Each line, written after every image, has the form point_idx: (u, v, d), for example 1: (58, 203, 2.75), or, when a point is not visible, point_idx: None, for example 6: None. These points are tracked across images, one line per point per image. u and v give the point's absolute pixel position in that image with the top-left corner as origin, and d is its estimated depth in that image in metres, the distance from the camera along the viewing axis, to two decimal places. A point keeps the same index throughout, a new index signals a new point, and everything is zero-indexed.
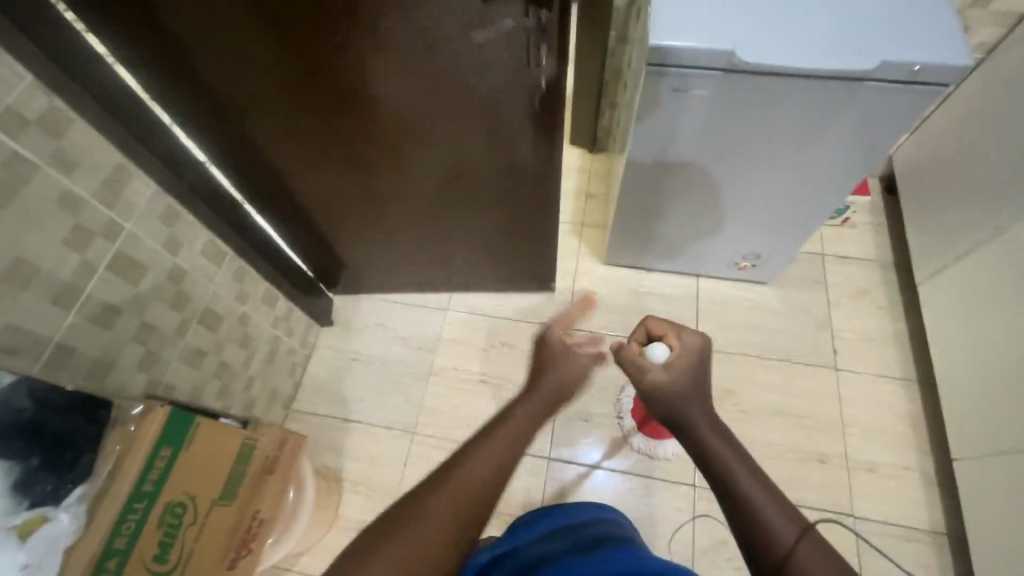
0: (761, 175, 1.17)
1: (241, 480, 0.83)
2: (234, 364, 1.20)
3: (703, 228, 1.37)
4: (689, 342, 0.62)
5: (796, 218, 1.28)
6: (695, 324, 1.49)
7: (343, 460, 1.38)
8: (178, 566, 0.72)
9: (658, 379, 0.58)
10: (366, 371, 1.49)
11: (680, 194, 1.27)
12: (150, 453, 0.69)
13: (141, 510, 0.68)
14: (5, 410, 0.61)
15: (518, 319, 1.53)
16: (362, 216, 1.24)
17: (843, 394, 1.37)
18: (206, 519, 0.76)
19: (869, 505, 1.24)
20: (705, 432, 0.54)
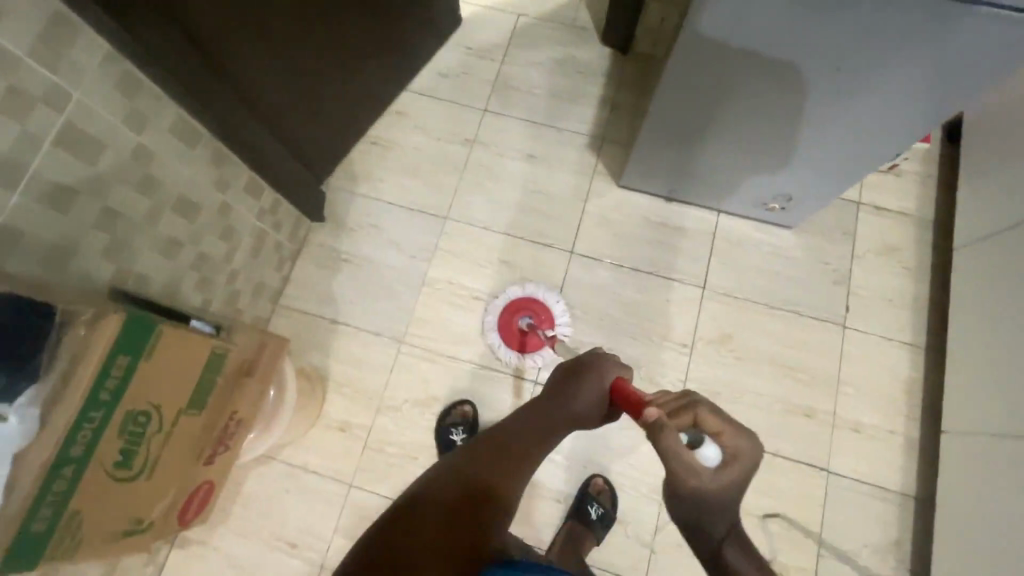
0: (812, 115, 1.03)
1: (211, 388, 0.80)
2: (215, 257, 1.13)
3: (733, 160, 1.24)
4: (748, 451, 0.61)
5: (840, 167, 1.15)
6: (706, 263, 1.40)
7: (329, 361, 1.37)
8: (143, 471, 0.72)
9: (705, 484, 0.59)
10: (356, 273, 1.43)
11: (712, 116, 1.11)
12: (104, 361, 0.62)
13: (101, 419, 0.64)
14: None
15: (520, 237, 1.44)
16: (334, 43, 1.14)
17: (845, 352, 1.33)
18: (172, 428, 0.74)
19: (845, 462, 1.25)
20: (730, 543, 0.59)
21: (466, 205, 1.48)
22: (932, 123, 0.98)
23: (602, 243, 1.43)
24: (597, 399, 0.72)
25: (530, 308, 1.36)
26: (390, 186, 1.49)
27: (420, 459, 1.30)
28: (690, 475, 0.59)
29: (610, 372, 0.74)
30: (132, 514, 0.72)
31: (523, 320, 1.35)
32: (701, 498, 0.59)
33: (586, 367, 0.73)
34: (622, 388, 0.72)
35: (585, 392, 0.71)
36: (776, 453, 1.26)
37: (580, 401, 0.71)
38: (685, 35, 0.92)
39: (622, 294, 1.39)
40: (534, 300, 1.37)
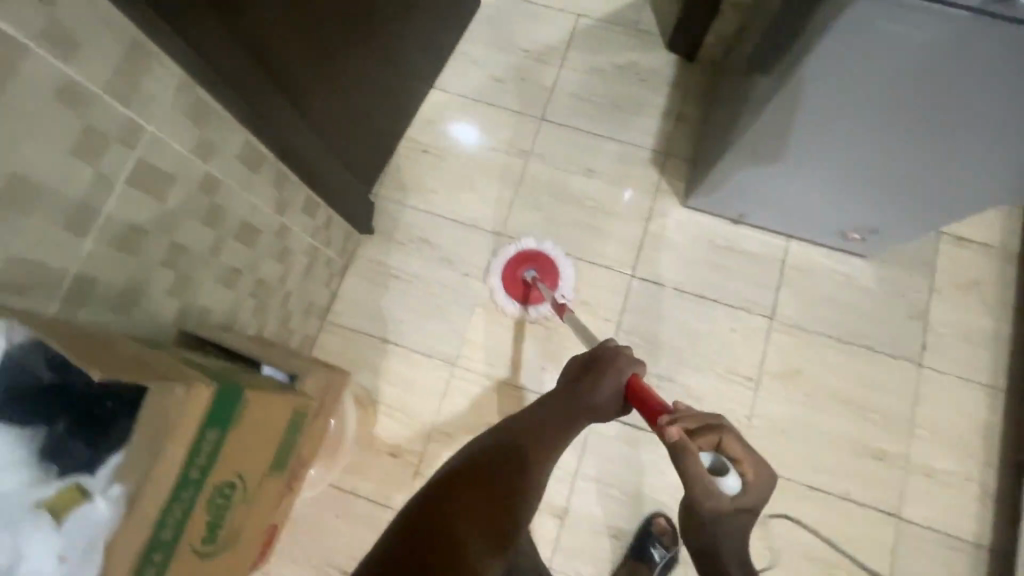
0: (888, 163, 0.99)
1: (286, 447, 0.79)
2: (271, 280, 1.07)
3: (818, 190, 1.15)
4: (767, 480, 0.58)
5: (910, 212, 1.11)
6: (774, 292, 1.34)
7: (379, 382, 1.32)
8: (225, 541, 0.71)
9: (724, 510, 0.56)
10: (407, 290, 1.37)
11: (807, 147, 1.03)
12: (195, 443, 0.61)
13: (189, 497, 0.63)
14: (28, 377, 0.56)
15: (578, 257, 1.38)
16: (376, 42, 1.07)
17: (920, 392, 1.26)
18: (252, 493, 0.73)
19: (916, 509, 1.20)
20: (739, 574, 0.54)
21: (521, 221, 1.41)
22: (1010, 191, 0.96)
23: (664, 267, 1.36)
24: (611, 397, 0.72)
25: (536, 261, 1.37)
26: (442, 198, 1.43)
27: None
28: (710, 500, 0.56)
29: (628, 367, 0.74)
30: None
31: (527, 273, 1.35)
32: (711, 525, 0.55)
33: (605, 365, 0.74)
34: (637, 385, 0.72)
35: (600, 388, 0.71)
36: (843, 495, 1.22)
37: (597, 397, 0.71)
38: (825, 46, 0.81)
39: (685, 322, 1.33)
40: (541, 254, 1.36)
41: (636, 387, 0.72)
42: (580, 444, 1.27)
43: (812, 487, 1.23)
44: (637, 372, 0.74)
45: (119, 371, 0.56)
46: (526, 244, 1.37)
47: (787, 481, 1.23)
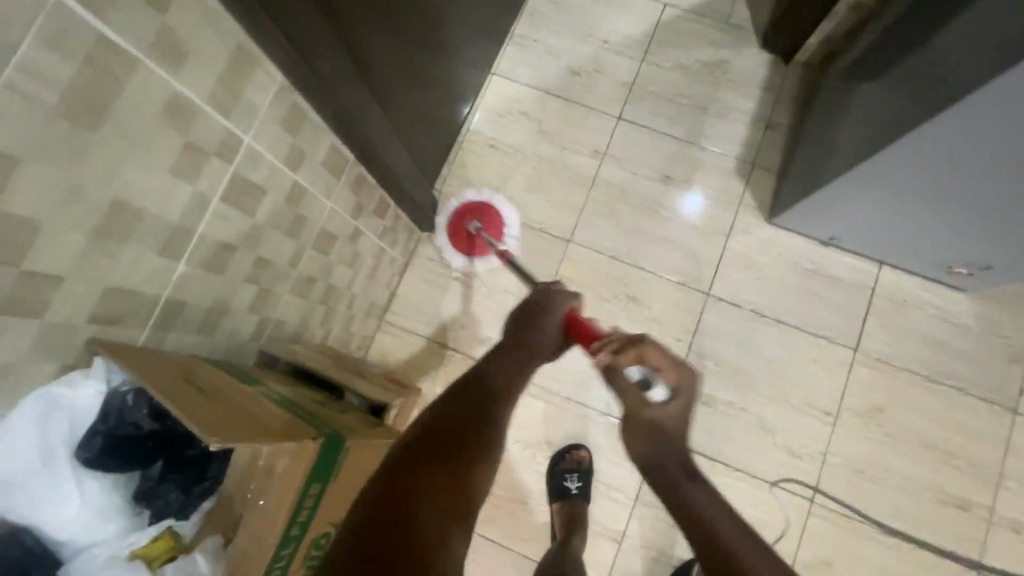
0: (995, 205, 0.92)
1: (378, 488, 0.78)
2: (340, 285, 1.02)
3: (929, 222, 1.06)
4: (687, 377, 0.65)
5: (1008, 254, 1.04)
6: (860, 322, 1.25)
7: (436, 388, 1.28)
8: None
9: (658, 414, 0.62)
10: (468, 294, 1.32)
11: (932, 181, 0.93)
12: (298, 498, 0.59)
13: (290, 551, 0.62)
14: (124, 425, 0.52)
15: (651, 270, 1.30)
16: (444, 21, 1.00)
17: (1012, 441, 1.18)
18: None
19: (998, 564, 1.14)
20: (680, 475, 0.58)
21: (590, 228, 1.33)
22: None
23: (742, 287, 1.28)
24: (556, 334, 0.76)
25: (482, 215, 1.33)
26: (509, 198, 1.35)
27: (530, 504, 1.24)
28: (640, 407, 0.62)
29: (564, 304, 0.77)
30: None
31: (472, 224, 1.31)
32: (649, 424, 0.62)
33: (540, 304, 0.76)
34: (575, 319, 0.75)
35: (539, 324, 0.74)
36: (920, 544, 1.15)
37: (545, 338, 0.74)
38: (1004, 81, 0.69)
39: (762, 348, 1.25)
40: (486, 205, 1.33)
41: (572, 320, 0.76)
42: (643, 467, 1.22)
43: (888, 533, 1.16)
44: (574, 306, 0.78)
45: (233, 437, 0.50)
46: (471, 198, 1.34)
47: (860, 524, 1.17)
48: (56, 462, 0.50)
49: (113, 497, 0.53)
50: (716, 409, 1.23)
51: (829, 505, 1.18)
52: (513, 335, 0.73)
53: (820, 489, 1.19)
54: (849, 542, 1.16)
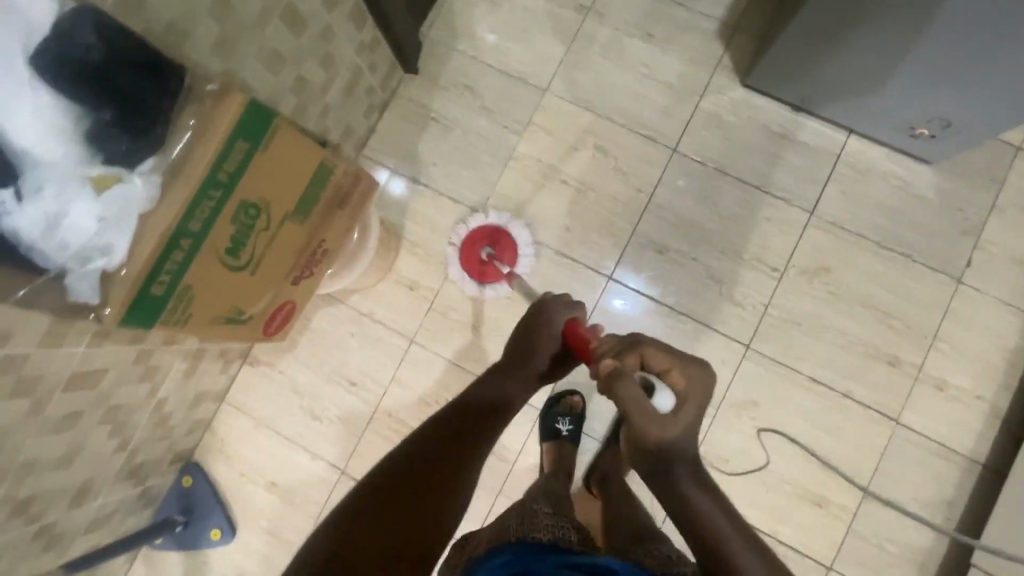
0: (885, 50, 1.00)
1: (314, 205, 0.81)
2: (313, 84, 1.09)
3: (874, 75, 1.07)
4: (693, 374, 0.69)
5: (954, 105, 1.05)
6: (821, 187, 1.27)
7: (405, 221, 1.35)
8: (250, 265, 0.75)
9: (665, 431, 0.66)
10: (443, 134, 1.37)
11: (835, 19, 1.00)
12: (225, 143, 0.64)
13: (213, 203, 0.66)
14: (74, 45, 0.55)
15: (622, 124, 1.33)
16: None
17: (952, 307, 1.21)
18: (276, 230, 0.76)
19: (919, 417, 1.19)
20: (690, 490, 0.65)
21: (567, 80, 1.36)
22: (980, 87, 0.98)
23: (709, 145, 1.30)
24: (553, 346, 0.83)
25: (495, 239, 1.29)
26: (491, 46, 1.38)
27: (481, 331, 1.30)
28: (652, 426, 0.66)
29: (559, 312, 0.84)
30: (235, 306, 0.76)
31: (483, 250, 1.29)
32: (659, 445, 0.66)
33: (536, 317, 0.85)
34: (574, 329, 0.82)
35: (542, 324, 0.84)
36: (844, 393, 1.21)
37: (540, 355, 0.83)
38: None
39: (720, 204, 1.29)
40: (501, 230, 1.29)
41: (570, 330, 0.82)
42: (592, 303, 1.28)
43: (815, 380, 1.22)
44: (573, 317, 0.85)
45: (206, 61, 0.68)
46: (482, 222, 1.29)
47: (791, 372, 1.23)
48: (15, 60, 0.53)
49: (62, 115, 0.55)
50: (668, 257, 1.28)
51: (764, 352, 1.24)
52: (511, 355, 0.84)
53: (757, 337, 1.24)
54: (778, 386, 1.23)
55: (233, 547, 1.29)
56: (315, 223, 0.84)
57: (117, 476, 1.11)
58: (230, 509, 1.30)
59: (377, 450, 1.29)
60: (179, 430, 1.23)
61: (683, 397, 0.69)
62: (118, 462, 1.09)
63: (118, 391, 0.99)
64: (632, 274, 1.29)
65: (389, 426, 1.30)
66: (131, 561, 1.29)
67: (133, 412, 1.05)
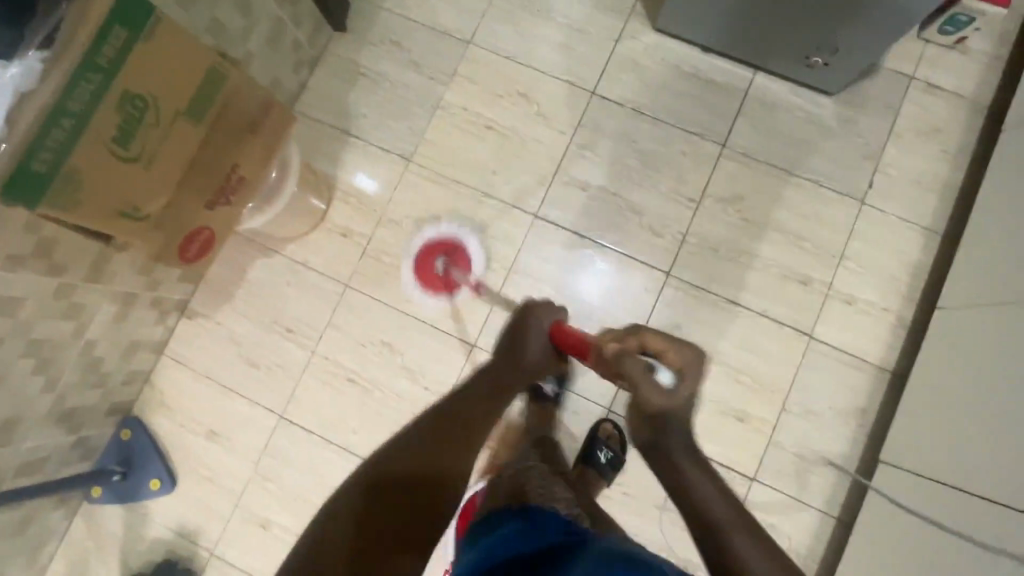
0: None
1: (210, 112, 0.86)
2: (231, 28, 1.13)
3: (763, 6, 1.14)
4: (692, 357, 0.62)
5: (835, 31, 1.11)
6: (731, 122, 1.34)
7: (338, 171, 1.38)
8: (142, 160, 0.79)
9: (667, 406, 0.60)
10: (373, 88, 1.42)
11: None
12: (104, 29, 0.68)
13: (95, 89, 0.70)
14: None
15: (543, 71, 1.39)
16: None
17: (857, 226, 1.28)
18: (167, 129, 0.80)
19: (830, 331, 1.25)
20: (696, 483, 0.60)
21: (491, 32, 1.41)
22: (851, 10, 1.05)
23: (626, 87, 1.37)
24: (541, 348, 0.80)
25: (448, 250, 1.32)
26: (417, 3, 1.44)
27: (414, 273, 1.33)
28: (652, 400, 0.60)
29: (549, 315, 0.80)
30: (129, 201, 0.80)
31: (438, 263, 1.31)
32: (655, 424, 0.61)
33: (523, 321, 0.80)
34: (562, 331, 0.78)
35: (529, 331, 0.79)
36: (761, 312, 1.27)
37: (528, 356, 0.79)
38: None
39: (638, 142, 1.34)
40: (457, 242, 1.32)
41: (557, 334, 0.79)
42: (520, 240, 1.33)
43: (734, 302, 1.28)
44: (559, 318, 0.81)
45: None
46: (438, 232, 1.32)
47: (710, 295, 1.28)
48: None
49: None
50: (590, 193, 1.33)
51: (683, 278, 1.29)
52: (502, 352, 0.80)
53: (677, 264, 1.30)
54: (699, 309, 1.28)
55: (174, 498, 1.30)
56: (210, 128, 0.87)
57: (45, 419, 1.11)
58: (171, 461, 1.31)
59: (314, 394, 1.31)
60: (115, 380, 1.25)
61: (683, 376, 0.62)
62: (46, 403, 1.10)
63: (39, 324, 1.00)
64: (557, 211, 1.33)
65: (326, 370, 1.32)
66: (71, 517, 1.29)
67: (58, 350, 1.07)
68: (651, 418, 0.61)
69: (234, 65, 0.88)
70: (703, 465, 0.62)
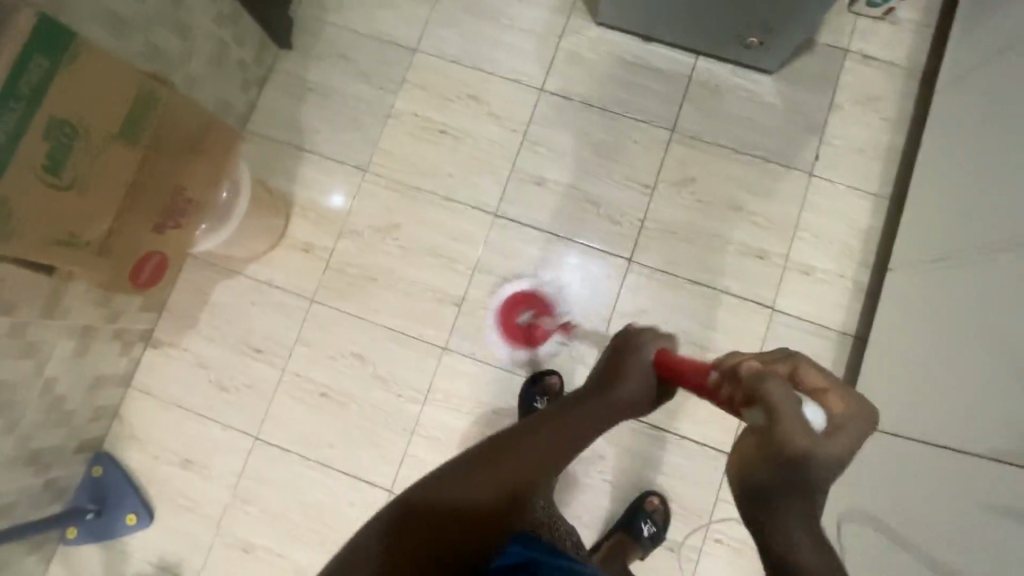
0: None
1: (144, 135, 0.86)
2: (169, 51, 1.12)
3: None
4: (853, 410, 0.53)
5: (765, 9, 1.15)
6: (678, 107, 1.36)
7: (295, 187, 1.38)
8: (76, 187, 0.79)
9: (812, 446, 0.49)
10: (323, 101, 1.42)
11: None
12: (22, 58, 0.68)
13: (18, 118, 0.70)
14: None
15: (491, 72, 1.41)
16: None
17: (808, 198, 1.31)
18: (101, 153, 0.80)
19: (791, 302, 1.28)
20: (805, 551, 0.47)
21: (437, 38, 1.43)
22: None
23: (573, 82, 1.39)
24: (642, 380, 0.70)
25: (531, 303, 1.30)
26: (361, 14, 1.45)
27: (379, 282, 1.33)
28: (799, 437, 0.49)
29: (650, 347, 0.71)
30: (68, 229, 0.79)
31: (523, 315, 1.30)
32: (787, 460, 0.49)
33: (625, 345, 0.72)
34: (665, 361, 0.69)
35: (637, 355, 0.71)
36: (722, 290, 1.29)
37: (625, 386, 0.69)
38: None
39: (590, 134, 1.36)
40: (531, 292, 1.30)
41: (663, 360, 0.70)
42: (482, 240, 1.33)
43: (695, 281, 1.30)
44: (664, 347, 0.72)
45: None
46: (507, 292, 1.31)
47: (672, 277, 1.30)
48: None
49: None
50: (547, 188, 1.35)
51: (646, 263, 1.31)
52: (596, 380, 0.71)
53: (638, 250, 1.32)
54: (663, 291, 1.30)
55: (152, 531, 1.28)
56: (150, 150, 0.88)
57: (9, 461, 1.09)
58: (145, 490, 1.29)
59: (288, 411, 1.30)
60: (81, 416, 1.22)
61: (836, 432, 0.51)
62: (9, 446, 1.07)
63: None
64: (517, 208, 1.34)
65: (299, 386, 1.31)
66: (46, 561, 1.26)
67: (18, 389, 1.05)
68: (781, 456, 0.50)
69: (169, 85, 0.88)
70: (822, 539, 0.48)
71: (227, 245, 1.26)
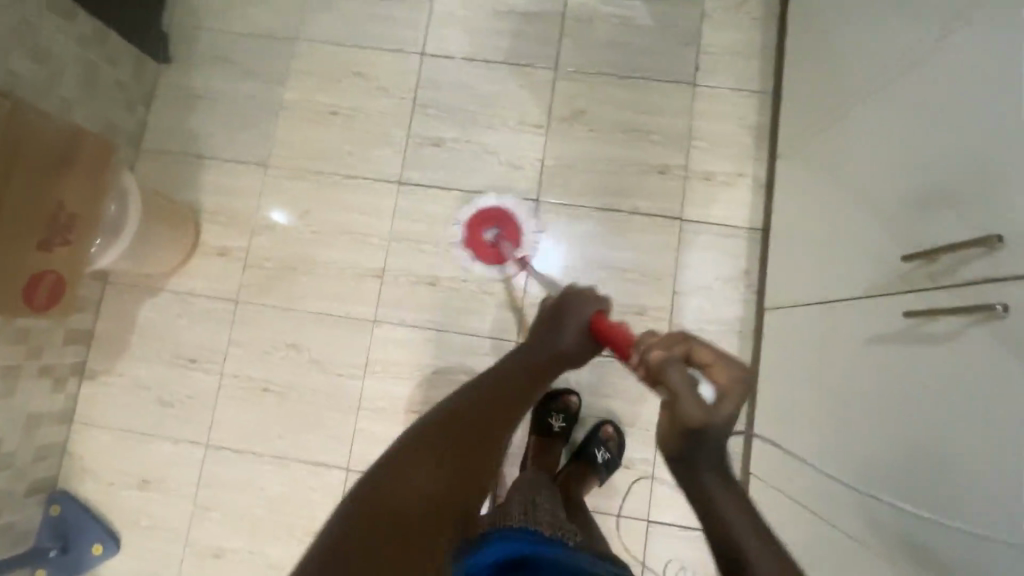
0: None
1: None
2: (28, 77, 1.13)
3: None
4: (735, 380, 0.56)
5: None
6: (557, 45, 1.39)
7: (201, 195, 1.39)
8: None
9: (709, 416, 0.53)
10: (213, 106, 1.42)
11: None
12: None
13: None
14: None
15: (371, 46, 1.42)
16: None
17: (696, 107, 1.35)
18: None
19: (698, 209, 1.31)
20: (716, 488, 0.54)
21: (313, 24, 1.44)
22: None
23: (452, 40, 1.41)
24: (575, 334, 0.84)
25: (499, 220, 1.33)
26: (234, 15, 1.45)
27: (300, 271, 1.34)
28: (693, 411, 0.53)
29: (589, 307, 0.85)
30: None
31: (489, 232, 1.32)
32: (684, 431, 0.54)
33: (564, 307, 0.86)
34: (598, 322, 0.82)
35: (571, 309, 0.85)
36: (630, 211, 1.32)
37: (566, 337, 0.84)
38: None
39: (477, 88, 1.38)
40: (507, 211, 1.33)
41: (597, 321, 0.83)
42: (392, 209, 1.35)
43: (603, 208, 1.33)
44: (601, 309, 0.85)
45: None
46: (486, 204, 1.33)
47: (582, 208, 1.33)
48: None
49: None
50: (446, 147, 1.37)
51: (554, 199, 1.34)
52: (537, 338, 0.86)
53: (544, 189, 1.34)
54: (575, 223, 1.32)
55: (121, 557, 1.28)
56: (6, 167, 0.91)
57: None
58: (109, 520, 1.29)
59: (233, 413, 1.31)
60: (24, 457, 1.23)
61: (729, 398, 0.55)
62: None
63: None
64: (419, 172, 1.36)
65: (240, 386, 1.31)
66: None
67: None
68: (687, 434, 0.54)
69: (13, 102, 0.92)
70: (739, 497, 0.55)
71: (139, 262, 1.27)
